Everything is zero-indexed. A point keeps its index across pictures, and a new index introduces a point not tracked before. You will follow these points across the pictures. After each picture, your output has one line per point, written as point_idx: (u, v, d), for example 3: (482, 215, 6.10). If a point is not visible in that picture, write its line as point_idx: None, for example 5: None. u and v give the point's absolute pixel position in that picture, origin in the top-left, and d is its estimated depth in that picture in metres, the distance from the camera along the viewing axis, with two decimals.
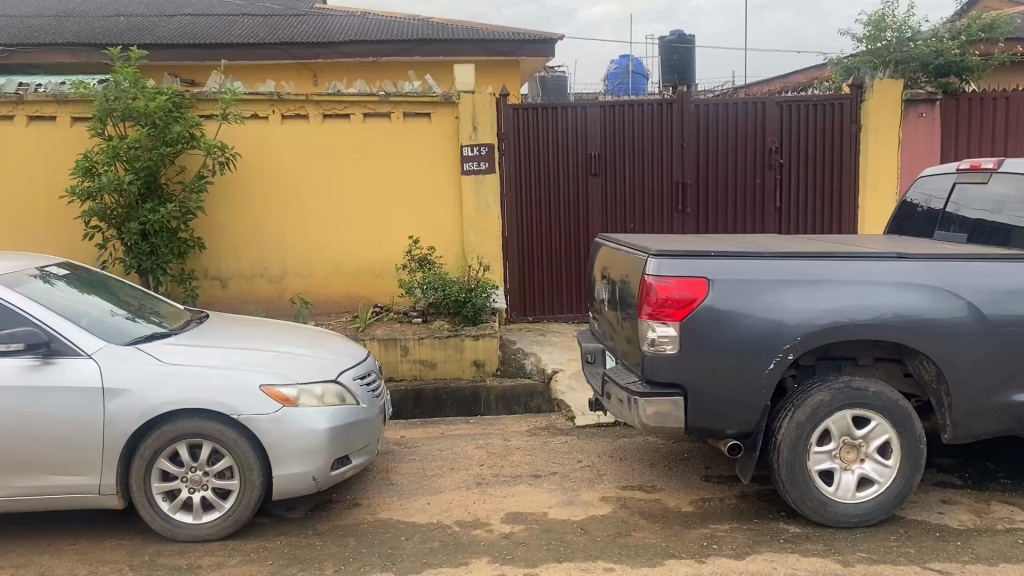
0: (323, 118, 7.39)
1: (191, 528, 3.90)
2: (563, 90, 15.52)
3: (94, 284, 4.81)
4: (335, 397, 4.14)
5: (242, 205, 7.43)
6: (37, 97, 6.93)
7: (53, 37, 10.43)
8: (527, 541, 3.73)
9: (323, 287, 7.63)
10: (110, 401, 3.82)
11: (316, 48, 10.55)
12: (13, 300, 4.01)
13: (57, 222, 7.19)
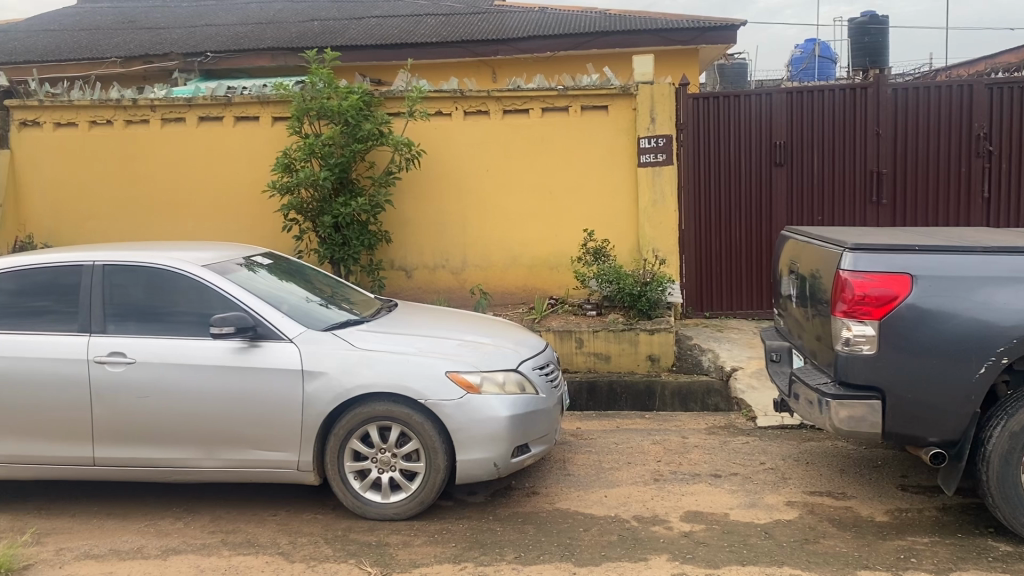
0: (503, 113, 7.55)
1: (380, 507, 4.09)
2: (743, 78, 15.04)
3: (293, 272, 5.13)
4: (515, 386, 4.20)
5: (425, 199, 7.71)
6: (243, 99, 7.49)
7: (255, 43, 11.20)
8: (708, 541, 3.65)
9: (501, 278, 7.76)
10: (309, 383, 4.07)
11: (495, 44, 10.77)
12: (223, 286, 4.35)
13: (258, 216, 7.72)
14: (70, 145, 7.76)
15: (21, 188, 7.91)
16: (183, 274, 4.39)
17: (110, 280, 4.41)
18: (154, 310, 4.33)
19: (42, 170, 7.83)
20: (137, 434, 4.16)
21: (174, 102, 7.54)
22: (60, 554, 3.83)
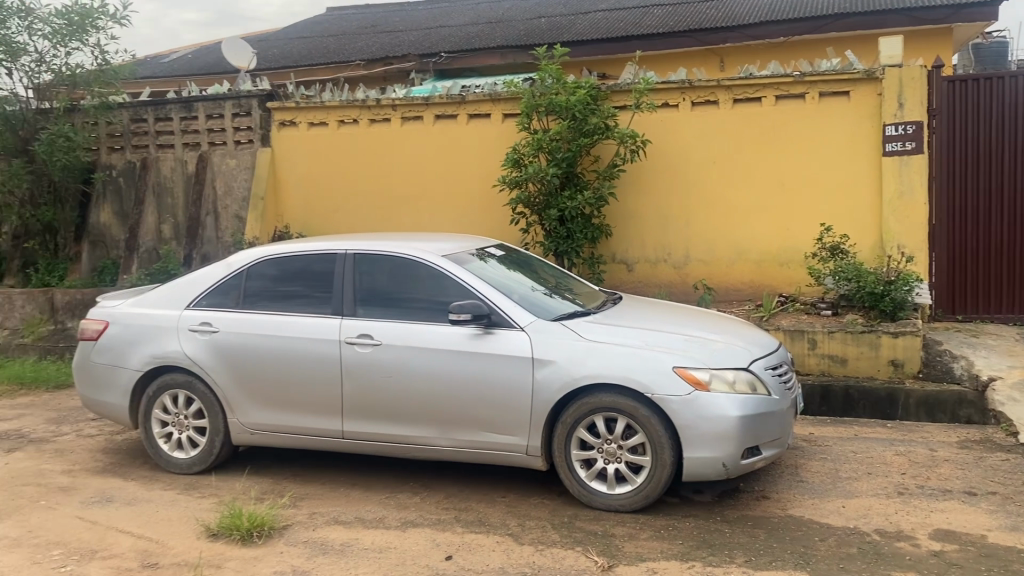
0: (733, 102, 7.33)
1: (605, 497, 4.11)
2: (1003, 58, 13.65)
3: (521, 263, 5.27)
4: (746, 385, 4.06)
5: (650, 191, 7.64)
6: (476, 97, 7.80)
7: (486, 41, 11.61)
8: (962, 563, 3.36)
9: (726, 274, 7.52)
10: (538, 370, 4.17)
11: (724, 33, 10.50)
12: (459, 274, 4.54)
13: (488, 209, 7.97)
14: (321, 143, 8.41)
15: (279, 183, 8.61)
16: (422, 263, 4.65)
17: (358, 268, 4.75)
18: (396, 296, 4.60)
19: (297, 166, 8.53)
20: (380, 412, 4.45)
21: (413, 101, 7.99)
22: (314, 517, 4.18)
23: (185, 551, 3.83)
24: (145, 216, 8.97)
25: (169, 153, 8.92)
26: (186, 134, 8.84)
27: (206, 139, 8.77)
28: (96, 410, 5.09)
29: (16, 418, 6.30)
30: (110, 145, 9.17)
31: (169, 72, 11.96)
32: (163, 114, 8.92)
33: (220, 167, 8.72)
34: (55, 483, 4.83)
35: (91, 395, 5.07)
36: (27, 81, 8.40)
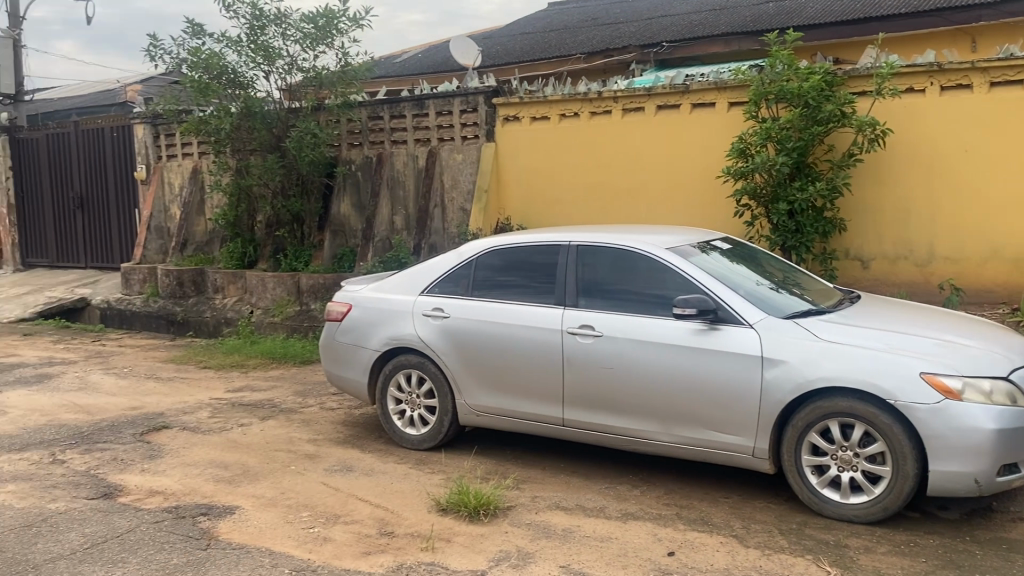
0: (989, 85, 6.70)
1: (838, 507, 3.91)
2: None
3: (749, 257, 5.11)
4: (1005, 396, 3.71)
5: (890, 184, 7.15)
6: (701, 87, 7.65)
7: (710, 29, 11.35)
8: None
9: (976, 274, 6.90)
10: (768, 370, 4.03)
11: (977, 10, 9.64)
12: (685, 267, 4.47)
13: (711, 201, 7.77)
14: (544, 136, 8.58)
15: (502, 176, 8.89)
16: (647, 255, 4.62)
17: (583, 259, 4.80)
18: (619, 288, 4.61)
19: (520, 159, 8.75)
20: (601, 402, 4.49)
21: (636, 92, 7.97)
22: (536, 501, 4.29)
23: (417, 523, 4.06)
24: (379, 207, 9.49)
25: (402, 149, 9.42)
26: (419, 130, 9.28)
27: (435, 135, 9.17)
28: (338, 385, 5.50)
29: (268, 388, 6.96)
30: (350, 141, 9.78)
31: (402, 71, 12.67)
32: (397, 112, 9.42)
33: (447, 161, 9.10)
34: (303, 450, 5.28)
35: (334, 370, 5.48)
36: (281, 82, 9.23)
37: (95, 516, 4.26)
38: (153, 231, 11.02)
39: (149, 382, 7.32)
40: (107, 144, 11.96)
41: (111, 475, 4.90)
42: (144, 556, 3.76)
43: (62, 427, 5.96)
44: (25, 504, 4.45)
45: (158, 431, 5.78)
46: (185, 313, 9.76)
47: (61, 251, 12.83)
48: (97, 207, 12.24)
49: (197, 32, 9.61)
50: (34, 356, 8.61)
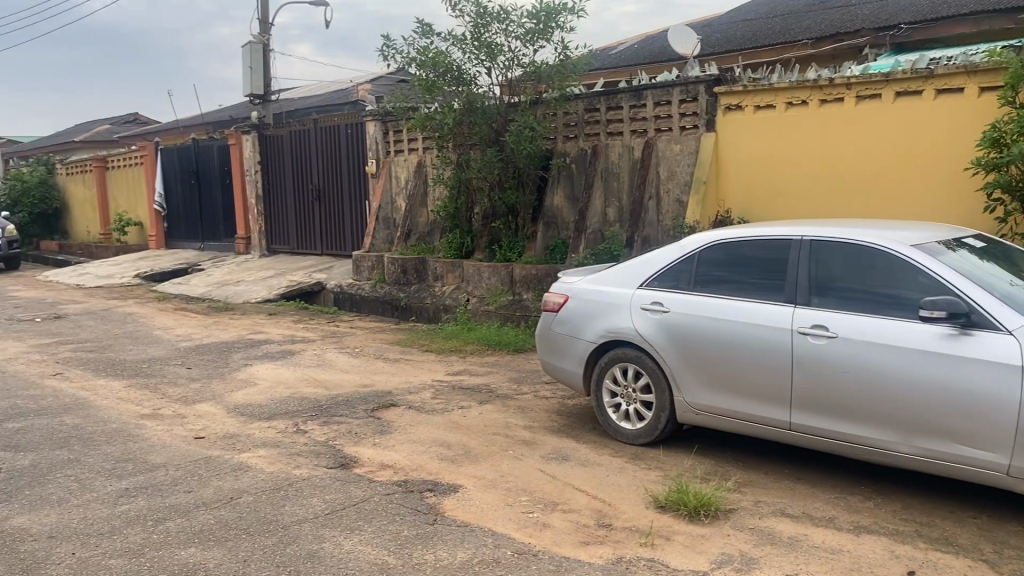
0: None
1: None
2: None
3: (1004, 256, 4.65)
4: None
5: None
6: (947, 71, 7.06)
7: (956, 9, 10.46)
8: None
9: None
10: None
11: None
12: (932, 266, 4.14)
13: (957, 195, 7.15)
14: (767, 126, 8.25)
15: (721, 167, 8.62)
16: (888, 252, 4.32)
17: (815, 256, 4.57)
18: (856, 287, 4.36)
19: (740, 150, 8.46)
20: (832, 406, 4.26)
21: (872, 78, 7.48)
22: (759, 506, 4.14)
23: (635, 518, 4.05)
24: (593, 198, 9.46)
25: (618, 140, 9.33)
26: (635, 121, 9.18)
27: (652, 126, 9.04)
28: (554, 375, 5.57)
29: (486, 373, 7.20)
30: (566, 134, 9.79)
31: (620, 62, 12.64)
32: (615, 103, 9.32)
33: (664, 152, 8.90)
34: (520, 436, 5.41)
35: (550, 360, 5.55)
36: (502, 77, 9.49)
37: (333, 484, 4.58)
38: (381, 221, 11.63)
39: (378, 362, 7.79)
40: (342, 140, 12.82)
41: (347, 447, 5.25)
42: (378, 526, 4.00)
43: (304, 399, 6.48)
44: (274, 468, 4.87)
45: (387, 409, 6.13)
46: (408, 299, 10.26)
47: (300, 238, 13.95)
48: (333, 198, 13.17)
49: (426, 31, 10.08)
50: (278, 333, 9.42)
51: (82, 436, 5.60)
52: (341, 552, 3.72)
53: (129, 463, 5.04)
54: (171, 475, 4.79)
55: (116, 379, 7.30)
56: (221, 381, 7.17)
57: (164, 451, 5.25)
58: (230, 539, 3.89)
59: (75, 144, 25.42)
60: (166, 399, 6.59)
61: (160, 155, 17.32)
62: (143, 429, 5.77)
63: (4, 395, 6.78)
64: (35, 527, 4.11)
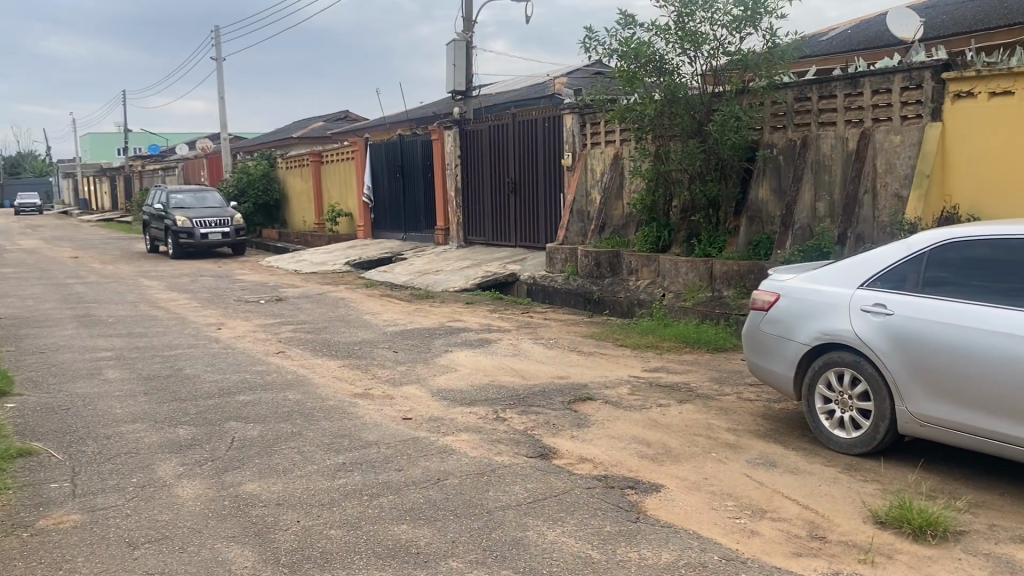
0: None
1: None
2: None
3: None
4: None
5: None
6: None
7: None
8: None
9: None
10: None
11: None
12: None
13: None
14: (1005, 114, 7.50)
15: (948, 159, 7.94)
16: None
17: None
18: None
19: (972, 140, 7.75)
20: None
21: None
22: (995, 530, 3.78)
23: (853, 532, 3.81)
24: (802, 191, 8.98)
25: (830, 131, 8.81)
26: (850, 111, 8.64)
27: (870, 115, 8.47)
28: (762, 377, 5.35)
29: (685, 372, 7.05)
30: (773, 124, 9.39)
31: (832, 49, 12.00)
32: (828, 92, 8.80)
33: (882, 144, 8.32)
34: (723, 438, 5.24)
35: (758, 362, 5.34)
36: (706, 66, 9.28)
37: (535, 474, 4.63)
38: (575, 214, 11.63)
39: (574, 354, 7.83)
40: (539, 133, 12.98)
41: (546, 437, 5.30)
42: (580, 519, 4.00)
43: (503, 388, 6.61)
44: (477, 454, 4.99)
45: (584, 402, 6.14)
46: (601, 292, 10.21)
47: (497, 230, 14.27)
48: (529, 191, 13.37)
49: (628, 22, 9.98)
50: (476, 322, 9.69)
51: (303, 411, 6.00)
52: (545, 542, 3.76)
53: (344, 439, 5.34)
54: (383, 454, 5.03)
55: (330, 360, 7.78)
56: (424, 366, 7.46)
57: (375, 430, 5.52)
58: (439, 519, 4.02)
59: (294, 140, 27.37)
60: (375, 380, 6.95)
61: (369, 149, 18.29)
62: (355, 407, 6.11)
63: (235, 370, 7.40)
64: (265, 493, 4.44)
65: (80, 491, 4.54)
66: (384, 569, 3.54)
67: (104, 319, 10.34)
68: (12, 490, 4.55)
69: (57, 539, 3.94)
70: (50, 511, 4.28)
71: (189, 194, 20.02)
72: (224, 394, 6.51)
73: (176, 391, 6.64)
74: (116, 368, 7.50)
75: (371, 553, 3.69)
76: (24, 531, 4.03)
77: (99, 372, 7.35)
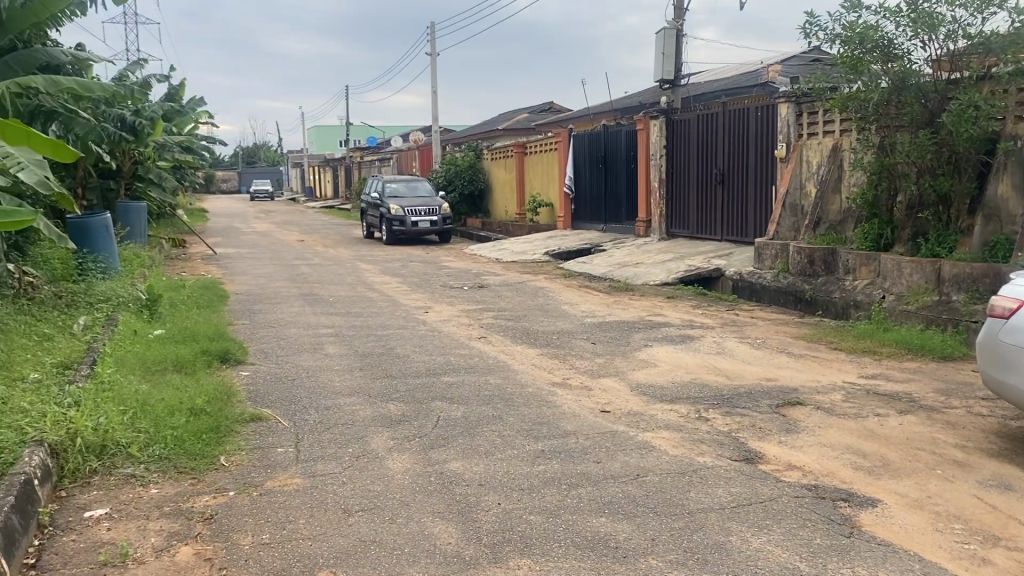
0: None
1: None
2: None
3: None
4: None
5: None
6: None
7: None
8: None
9: None
10: None
11: None
12: None
13: None
14: None
15: None
16: None
17: None
18: None
19: None
20: None
21: None
22: None
23: None
24: None
25: None
26: None
27: None
28: (998, 390, 4.86)
29: (906, 380, 6.55)
30: None
31: None
32: None
33: None
34: (951, 455, 4.81)
35: (996, 375, 4.84)
36: (940, 50, 8.53)
37: (739, 477, 4.47)
38: (788, 208, 11.10)
39: (782, 356, 7.48)
40: (751, 123, 12.53)
41: (752, 440, 5.10)
42: (788, 528, 3.81)
43: (706, 386, 6.43)
44: (678, 452, 4.89)
45: (793, 406, 5.85)
46: (814, 291, 9.70)
47: (702, 223, 13.94)
48: (737, 183, 12.95)
49: (854, 5, 9.37)
50: (677, 317, 9.52)
51: (504, 396, 6.14)
52: (749, 548, 3.61)
53: (544, 427, 5.40)
54: (582, 444, 5.04)
55: (531, 348, 7.90)
56: (623, 359, 7.40)
57: (574, 420, 5.55)
58: (639, 515, 3.97)
59: (500, 131, 28.04)
60: (575, 371, 6.98)
61: (572, 140, 18.41)
62: (555, 396, 6.17)
63: (441, 352, 7.69)
64: (468, 473, 4.58)
65: (302, 457, 4.88)
66: (583, 561, 3.54)
67: (324, 298, 11.08)
68: (244, 451, 4.98)
69: (282, 500, 4.26)
70: (277, 473, 4.64)
71: (401, 183, 21.06)
72: (431, 375, 6.79)
73: (387, 369, 7.00)
74: (335, 345, 8.01)
75: (570, 543, 3.70)
76: (254, 490, 4.39)
77: (320, 347, 7.88)
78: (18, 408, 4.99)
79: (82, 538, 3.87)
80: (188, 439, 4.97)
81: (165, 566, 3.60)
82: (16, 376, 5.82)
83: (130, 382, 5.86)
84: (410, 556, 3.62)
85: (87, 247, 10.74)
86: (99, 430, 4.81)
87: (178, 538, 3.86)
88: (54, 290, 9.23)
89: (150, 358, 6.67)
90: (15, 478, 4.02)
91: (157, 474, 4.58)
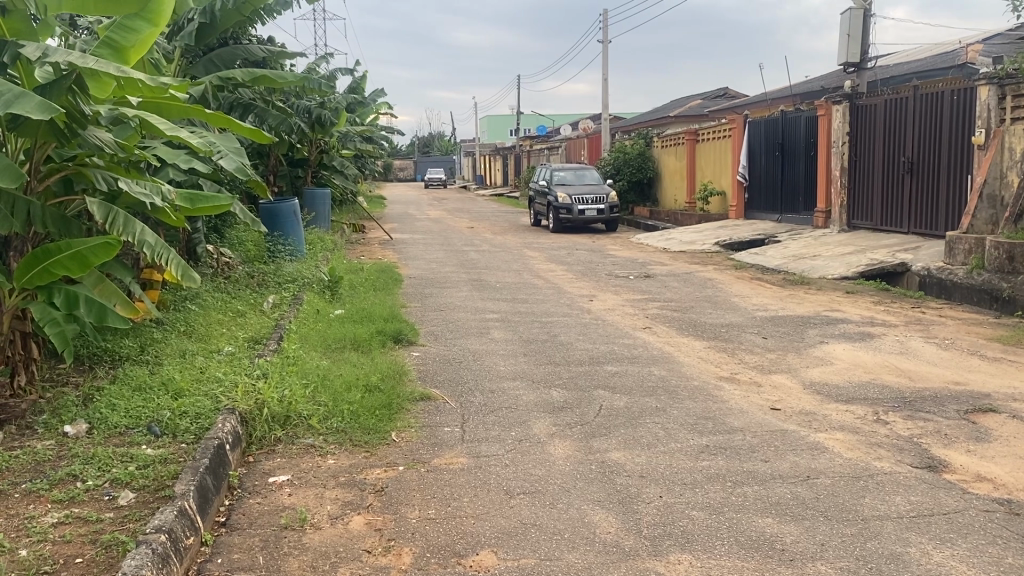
0: None
1: None
2: None
3: None
4: None
5: None
6: None
7: None
8: None
9: None
10: None
11: None
12: None
13: None
14: None
15: None
16: None
17: None
18: None
19: None
20: None
21: None
22: None
23: None
24: None
25: None
26: None
27: None
28: None
29: None
30: None
31: None
32: None
33: None
34: None
35: None
36: None
37: (920, 486, 4.19)
38: (985, 199, 10.23)
39: (973, 358, 6.94)
40: (946, 108, 11.66)
41: (935, 447, 4.77)
42: (975, 544, 3.54)
43: (886, 387, 6.08)
44: (853, 455, 4.65)
45: (985, 413, 5.42)
46: (1012, 290, 8.90)
47: (886, 214, 13.14)
48: (929, 173, 12.10)
49: None
50: (856, 313, 9.04)
51: (668, 388, 6.06)
52: (929, 562, 3.39)
53: (709, 421, 5.29)
54: (749, 441, 4.89)
55: (697, 340, 7.75)
56: (796, 356, 7.12)
57: (741, 416, 5.40)
58: (808, 518, 3.82)
59: (671, 118, 27.63)
60: (744, 365, 6.78)
61: (747, 127, 17.84)
62: (722, 391, 6.02)
63: (605, 341, 7.67)
64: (630, 464, 4.55)
65: (467, 437, 5.03)
66: (747, 561, 3.44)
67: (492, 284, 11.32)
68: (414, 428, 5.18)
69: (448, 477, 4.40)
70: (443, 451, 4.80)
71: (570, 172, 21.12)
72: (594, 363, 6.80)
73: (551, 356, 7.07)
74: (501, 330, 8.17)
75: (734, 541, 3.61)
76: (422, 466, 4.56)
77: (486, 332, 8.06)
78: (213, 378, 5.44)
79: (267, 501, 4.16)
80: (363, 415, 5.23)
81: (339, 532, 3.81)
82: (213, 348, 6.34)
83: (312, 357, 6.24)
84: (570, 542, 3.64)
85: (277, 231, 11.49)
86: (284, 401, 5.14)
87: (351, 507, 4.07)
88: (247, 269, 9.95)
89: (331, 335, 7.07)
90: (210, 442, 4.38)
91: (335, 445, 4.86)
